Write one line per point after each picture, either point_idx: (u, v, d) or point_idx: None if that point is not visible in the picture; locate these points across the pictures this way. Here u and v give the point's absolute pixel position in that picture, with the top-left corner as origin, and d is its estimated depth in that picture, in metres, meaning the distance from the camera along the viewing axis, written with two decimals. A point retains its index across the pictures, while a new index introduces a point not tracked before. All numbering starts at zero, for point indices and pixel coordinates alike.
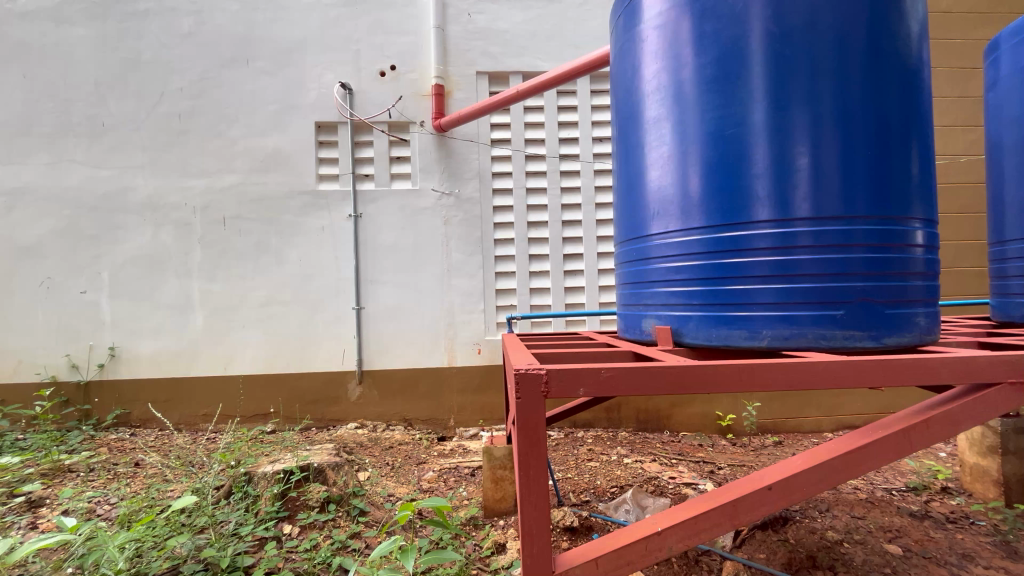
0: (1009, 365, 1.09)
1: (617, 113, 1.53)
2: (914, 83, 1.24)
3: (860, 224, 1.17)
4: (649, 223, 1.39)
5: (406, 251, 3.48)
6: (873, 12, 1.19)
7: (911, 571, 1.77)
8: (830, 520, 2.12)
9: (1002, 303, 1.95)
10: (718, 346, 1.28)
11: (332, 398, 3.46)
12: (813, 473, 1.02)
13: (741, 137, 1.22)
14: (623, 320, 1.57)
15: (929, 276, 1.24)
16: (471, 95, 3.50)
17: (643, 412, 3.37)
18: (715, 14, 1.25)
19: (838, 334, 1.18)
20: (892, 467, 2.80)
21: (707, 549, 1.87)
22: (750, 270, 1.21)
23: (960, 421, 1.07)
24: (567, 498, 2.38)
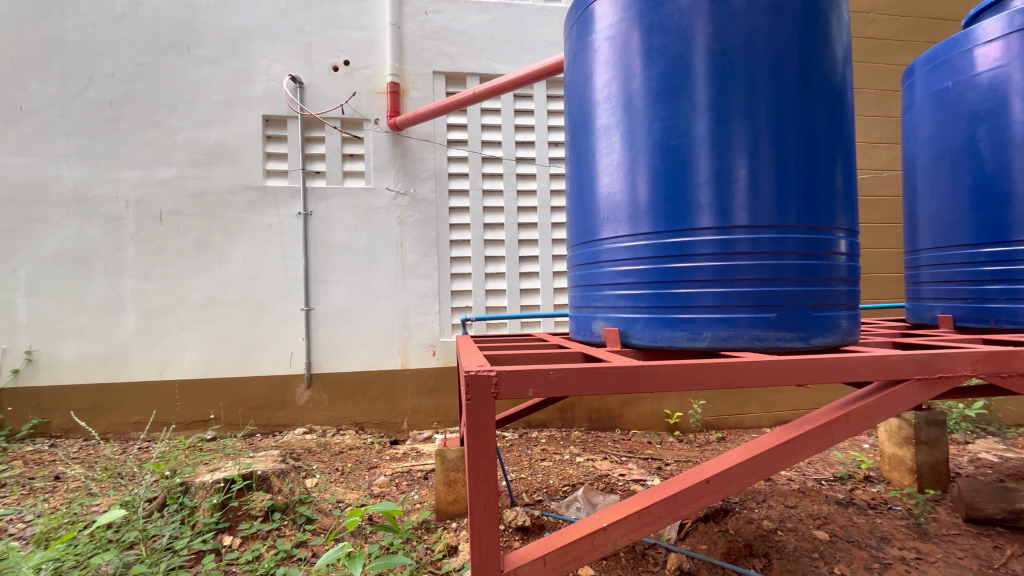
0: (917, 363, 1.20)
1: (570, 120, 1.57)
2: (839, 103, 1.34)
3: (792, 232, 1.26)
4: (600, 228, 1.43)
5: (359, 251, 3.40)
6: (804, 36, 1.28)
7: (837, 554, 1.91)
8: (766, 510, 2.25)
9: (915, 307, 2.13)
10: (663, 347, 1.33)
11: (279, 403, 3.33)
12: (746, 466, 1.09)
13: (686, 147, 1.28)
14: (574, 322, 1.61)
15: (851, 281, 1.35)
16: (428, 94, 3.47)
17: (596, 411, 3.45)
18: (662, 29, 1.31)
19: (772, 336, 1.26)
20: (822, 459, 3.01)
21: (654, 543, 1.93)
22: (693, 275, 1.27)
23: (876, 414, 1.17)
24: (520, 498, 2.40)
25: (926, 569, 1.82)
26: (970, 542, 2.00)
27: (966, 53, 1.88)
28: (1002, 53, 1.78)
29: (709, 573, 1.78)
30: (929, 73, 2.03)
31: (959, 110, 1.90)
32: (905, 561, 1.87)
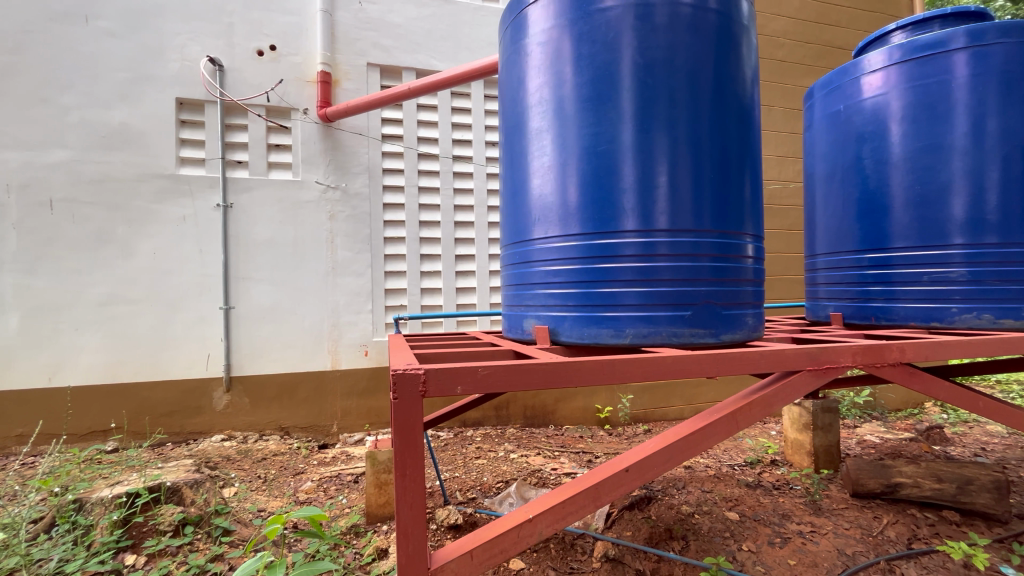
0: (809, 355, 1.34)
1: (504, 121, 1.59)
2: (748, 119, 1.46)
3: (706, 236, 1.36)
4: (532, 228, 1.47)
5: (285, 247, 3.24)
6: (719, 55, 1.39)
7: (745, 532, 2.08)
8: (684, 495, 2.41)
9: (813, 306, 2.37)
10: (590, 344, 1.39)
11: (193, 409, 3.10)
12: (662, 454, 1.16)
13: (612, 153, 1.34)
14: (506, 320, 1.64)
15: (756, 282, 1.48)
16: (361, 86, 3.36)
17: (530, 408, 3.51)
18: (591, 38, 1.36)
19: (687, 332, 1.35)
20: (735, 446, 3.26)
21: (582, 533, 2.01)
22: (617, 275, 1.33)
23: (774, 402, 1.30)
24: (453, 497, 2.40)
25: (819, 540, 2.03)
26: (855, 514, 2.25)
27: (854, 80, 2.12)
28: (883, 83, 2.02)
29: (633, 557, 1.87)
30: (826, 96, 2.26)
31: (849, 131, 2.14)
32: (801, 534, 2.08)
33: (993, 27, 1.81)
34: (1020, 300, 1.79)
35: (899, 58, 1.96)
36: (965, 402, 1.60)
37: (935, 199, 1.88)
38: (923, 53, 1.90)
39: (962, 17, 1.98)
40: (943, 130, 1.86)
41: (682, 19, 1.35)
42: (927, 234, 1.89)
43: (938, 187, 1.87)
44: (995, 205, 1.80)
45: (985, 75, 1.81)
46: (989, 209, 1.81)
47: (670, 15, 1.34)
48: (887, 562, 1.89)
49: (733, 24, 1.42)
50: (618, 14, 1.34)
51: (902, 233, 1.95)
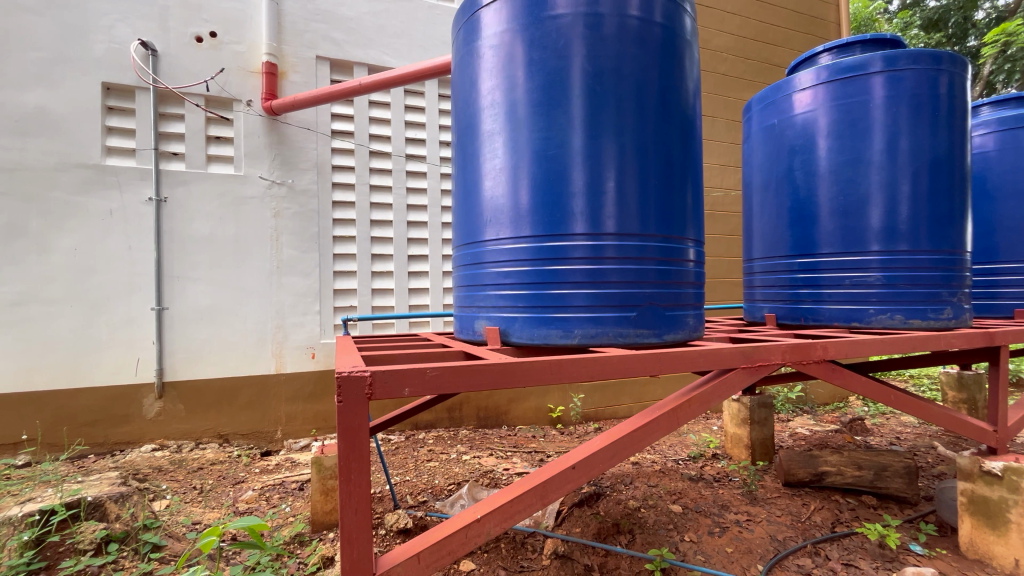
0: (743, 354, 1.43)
1: (457, 122, 1.59)
2: (691, 129, 1.53)
3: (651, 241, 1.41)
4: (484, 230, 1.48)
5: (225, 245, 3.07)
6: (663, 67, 1.45)
7: (687, 524, 2.17)
8: (632, 491, 2.49)
9: (750, 307, 2.52)
10: (539, 345, 1.41)
11: (120, 417, 2.88)
12: (608, 450, 1.20)
13: (563, 158, 1.37)
14: (458, 321, 1.64)
15: (697, 285, 1.55)
16: (309, 80, 3.25)
17: (483, 409, 3.51)
18: (543, 45, 1.38)
19: (632, 333, 1.40)
20: (680, 442, 3.40)
21: (533, 531, 2.03)
22: (566, 277, 1.36)
23: (712, 399, 1.37)
24: (403, 501, 2.36)
25: (753, 528, 2.16)
26: (786, 502, 2.41)
27: (787, 97, 2.27)
28: (811, 101, 2.17)
29: (582, 552, 1.91)
30: (762, 110, 2.41)
31: (782, 144, 2.29)
32: (738, 523, 2.20)
33: (905, 54, 1.99)
34: (926, 302, 1.99)
35: (826, 78, 2.12)
36: (880, 395, 1.75)
37: (856, 209, 2.04)
38: (846, 75, 2.06)
39: (880, 43, 2.16)
40: (864, 146, 2.03)
41: (629, 31, 1.40)
42: (849, 241, 2.05)
43: (859, 198, 2.04)
44: (906, 215, 1.98)
45: (899, 98, 1.99)
46: (901, 219, 1.98)
47: (618, 26, 1.39)
48: (813, 545, 2.03)
49: (677, 38, 1.49)
50: (568, 22, 1.38)
51: (827, 240, 2.10)
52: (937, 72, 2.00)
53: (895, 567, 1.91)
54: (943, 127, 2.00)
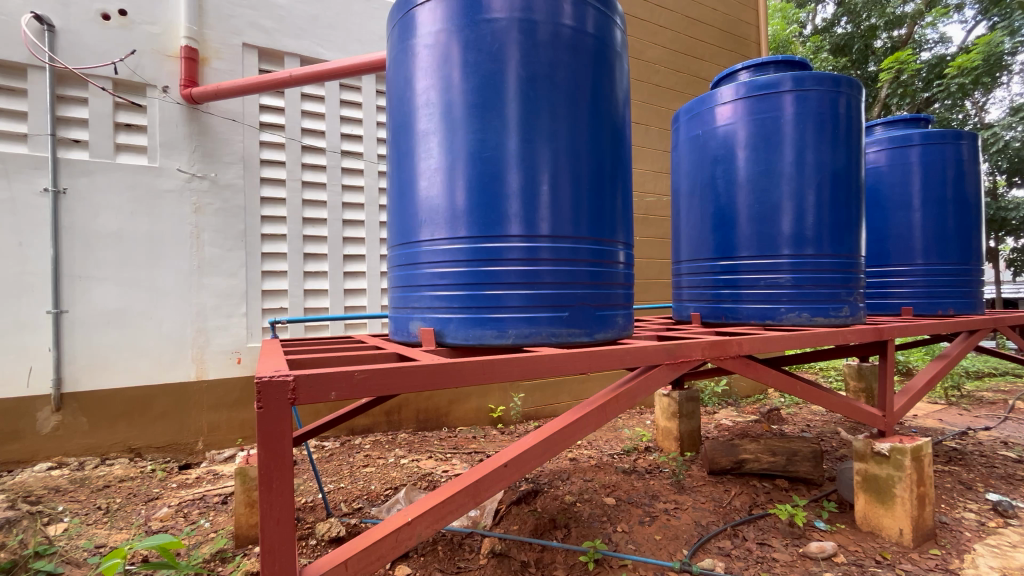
0: (666, 351, 1.51)
1: (392, 120, 1.57)
2: (621, 135, 1.59)
3: (583, 243, 1.46)
4: (419, 229, 1.47)
5: (137, 242, 2.83)
6: (595, 76, 1.50)
7: (620, 515, 2.26)
8: (569, 486, 2.56)
9: (678, 307, 2.66)
10: (474, 345, 1.42)
11: (8, 433, 2.57)
12: (539, 447, 1.23)
13: (497, 159, 1.39)
14: (393, 322, 1.61)
15: (627, 286, 1.62)
16: (235, 68, 3.06)
17: (423, 412, 3.46)
18: (478, 47, 1.39)
19: (565, 332, 1.43)
20: (615, 436, 3.53)
21: (470, 532, 2.03)
22: (502, 278, 1.38)
23: (638, 394, 1.44)
24: (336, 509, 2.29)
25: (680, 516, 2.28)
26: (710, 489, 2.57)
27: (711, 109, 2.43)
28: (731, 114, 2.33)
29: (518, 549, 1.94)
30: (688, 121, 2.56)
31: (705, 154, 2.44)
32: (666, 512, 2.32)
33: (811, 75, 2.19)
34: (828, 301, 2.19)
35: (744, 94, 2.29)
36: (789, 386, 1.92)
37: (769, 216, 2.22)
38: (760, 92, 2.24)
39: (790, 65, 2.36)
40: (776, 159, 2.21)
41: (563, 39, 1.43)
42: (763, 245, 2.23)
43: (771, 206, 2.22)
44: (811, 223, 2.18)
45: (805, 116, 2.19)
46: (808, 226, 2.18)
47: (552, 34, 1.42)
48: (732, 528, 2.18)
49: (608, 48, 1.54)
50: (504, 27, 1.39)
51: (745, 244, 2.27)
52: (837, 94, 2.21)
53: (802, 543, 2.09)
54: (842, 143, 2.22)
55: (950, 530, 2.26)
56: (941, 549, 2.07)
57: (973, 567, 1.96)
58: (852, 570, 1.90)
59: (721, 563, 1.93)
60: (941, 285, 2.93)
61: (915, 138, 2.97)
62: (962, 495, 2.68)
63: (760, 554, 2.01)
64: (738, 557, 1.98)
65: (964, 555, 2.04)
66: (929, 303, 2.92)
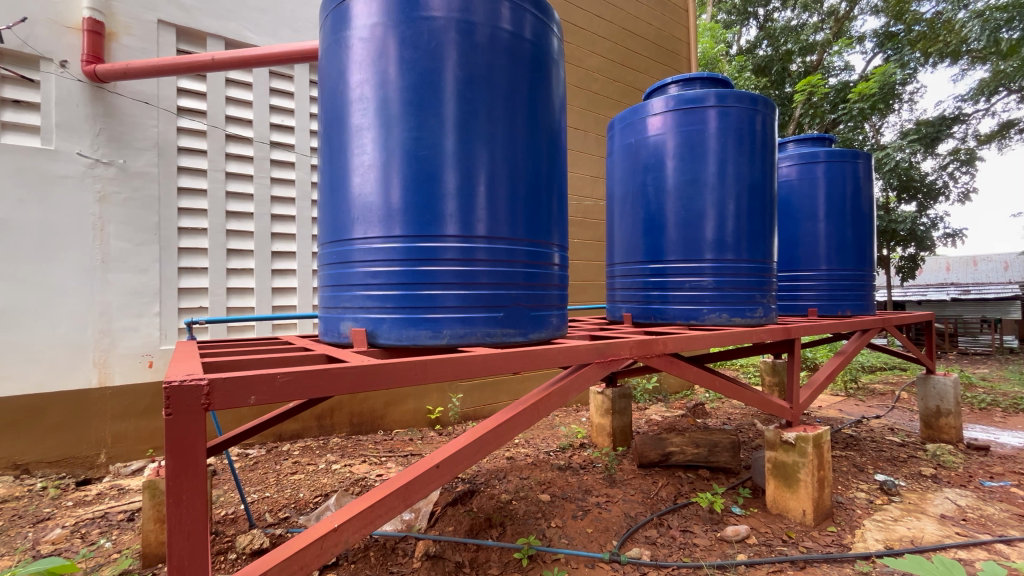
0: (597, 350, 1.57)
1: (324, 112, 1.51)
2: (557, 139, 1.63)
3: (519, 245, 1.48)
4: (352, 227, 1.43)
5: (27, 232, 2.51)
6: (533, 81, 1.53)
7: (554, 510, 2.32)
8: (505, 484, 2.59)
9: (611, 308, 2.76)
10: (408, 345, 1.40)
11: None
12: (472, 447, 1.23)
13: (434, 159, 1.38)
14: (323, 323, 1.56)
15: (561, 287, 1.66)
16: (148, 46, 2.81)
17: (357, 415, 3.36)
18: (415, 44, 1.38)
19: (500, 333, 1.45)
20: (552, 434, 3.60)
21: (404, 536, 2.01)
22: (437, 278, 1.37)
23: (570, 392, 1.49)
24: (260, 520, 2.17)
25: (610, 509, 2.37)
26: (639, 482, 2.69)
27: (643, 119, 2.54)
28: (661, 125, 2.46)
29: (453, 550, 1.93)
30: (622, 129, 2.66)
31: (637, 161, 2.55)
32: (598, 505, 2.41)
33: (732, 93, 2.36)
34: (744, 303, 2.37)
35: (672, 107, 2.42)
36: (710, 382, 2.05)
37: (694, 222, 2.36)
38: (687, 106, 2.38)
39: (715, 82, 2.53)
40: (700, 169, 2.36)
41: (501, 43, 1.45)
42: (688, 250, 2.37)
43: (696, 213, 2.36)
44: (731, 230, 2.35)
45: (727, 130, 2.35)
46: (728, 233, 2.35)
47: (490, 37, 1.43)
48: (658, 517, 2.30)
49: (545, 55, 1.57)
50: (442, 26, 1.39)
51: (672, 248, 2.40)
52: (754, 111, 2.40)
53: (719, 527, 2.25)
54: (759, 158, 2.41)
55: (844, 508, 2.52)
56: (837, 526, 2.30)
57: (862, 540, 2.20)
58: (762, 550, 2.07)
59: (647, 551, 2.03)
60: (841, 288, 3.26)
61: (821, 155, 3.28)
62: (856, 477, 3.00)
63: (683, 540, 2.13)
64: (662, 545, 2.10)
65: (856, 531, 2.28)
66: (831, 305, 3.24)
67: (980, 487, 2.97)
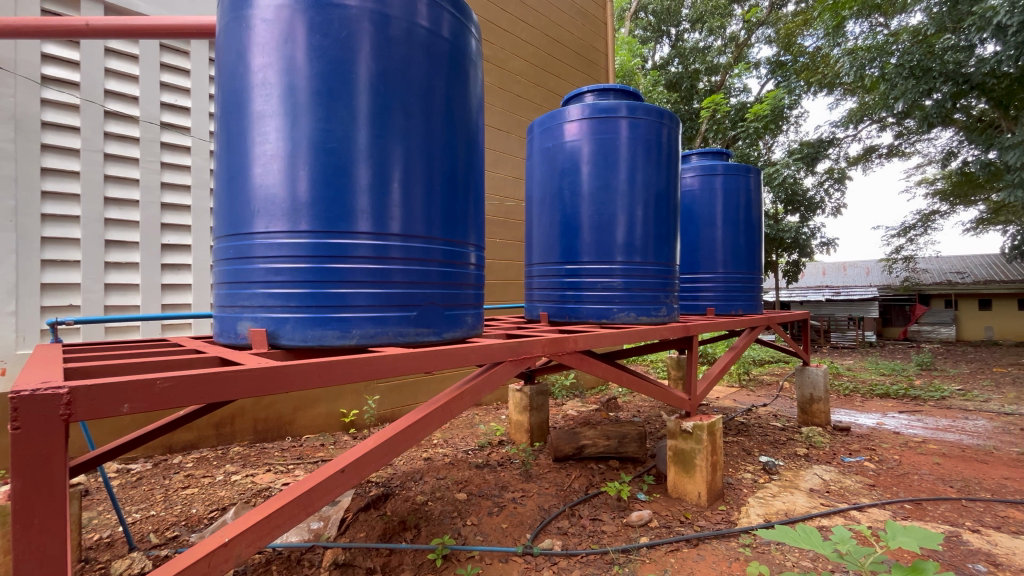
0: (510, 349, 1.61)
1: (221, 95, 1.40)
2: (473, 139, 1.63)
3: (435, 243, 1.47)
4: (252, 220, 1.34)
5: None
6: (450, 80, 1.52)
7: (470, 509, 2.33)
8: (421, 486, 2.56)
9: (530, 307, 2.82)
10: (313, 346, 1.34)
11: None
12: (380, 449, 1.21)
13: (345, 152, 1.33)
14: (218, 323, 1.44)
15: (477, 287, 1.67)
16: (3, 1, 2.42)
17: (262, 421, 3.14)
18: (324, 31, 1.31)
19: (412, 332, 1.43)
20: (471, 433, 3.60)
21: (311, 546, 1.92)
22: (347, 276, 1.32)
23: (482, 391, 1.52)
24: (142, 542, 1.95)
25: (525, 503, 2.44)
26: (553, 475, 2.79)
27: (560, 125, 2.63)
28: (578, 132, 2.56)
29: (364, 557, 1.88)
30: (541, 133, 2.74)
31: (555, 165, 2.64)
32: (513, 500, 2.46)
33: (641, 106, 2.52)
34: (650, 303, 2.54)
35: (588, 115, 2.53)
36: (617, 377, 2.16)
37: (606, 227, 2.49)
38: (601, 115, 2.50)
39: (627, 94, 2.68)
40: (612, 176, 2.49)
41: (417, 39, 1.42)
42: (601, 252, 2.49)
43: (608, 217, 2.49)
44: (639, 234, 2.51)
45: (636, 141, 2.50)
46: (636, 237, 2.50)
47: (406, 32, 1.40)
48: (570, 508, 2.40)
49: (462, 55, 1.57)
50: (355, 15, 1.34)
51: (586, 250, 2.51)
52: (661, 124, 2.57)
53: (625, 513, 2.39)
54: (665, 168, 2.59)
55: (733, 488, 2.79)
56: (726, 505, 2.55)
57: (746, 516, 2.45)
58: (661, 532, 2.23)
59: (558, 541, 2.11)
60: (735, 289, 3.60)
61: (719, 168, 3.61)
62: (744, 459, 3.34)
63: (592, 528, 2.24)
64: (573, 534, 2.19)
65: (741, 508, 2.54)
66: (726, 304, 3.57)
67: (841, 463, 3.44)
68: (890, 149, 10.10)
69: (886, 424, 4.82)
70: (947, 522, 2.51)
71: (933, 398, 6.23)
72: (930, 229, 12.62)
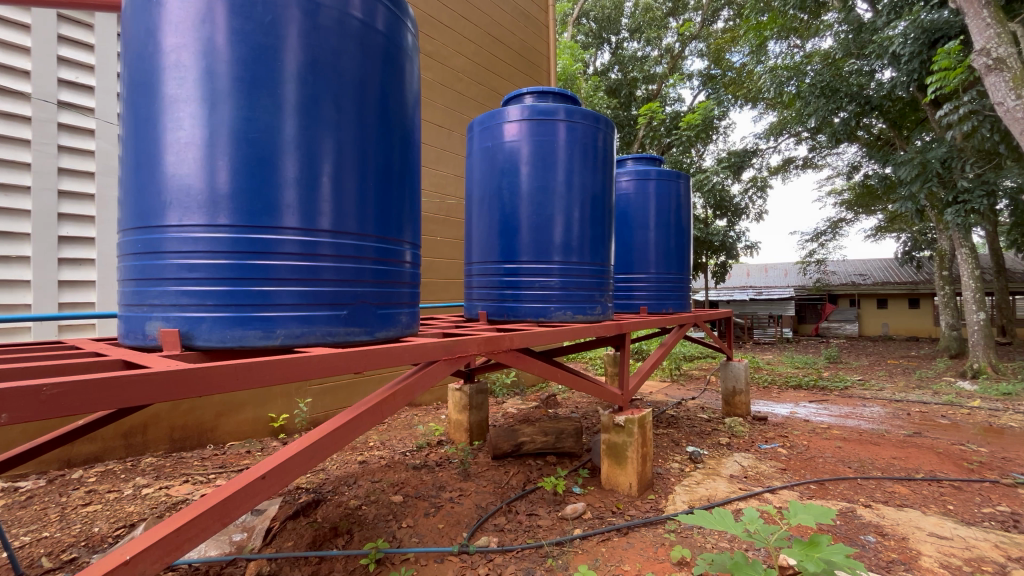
0: (444, 348, 1.60)
1: (129, 75, 1.29)
2: (409, 135, 1.60)
3: (368, 240, 1.43)
4: (164, 212, 1.24)
5: None
6: (385, 75, 1.49)
7: (406, 511, 2.30)
8: (355, 490, 2.49)
9: (469, 306, 2.81)
10: (233, 347, 1.26)
11: None
12: (306, 453, 1.16)
13: (270, 144, 1.26)
14: (124, 324, 1.33)
15: (413, 285, 1.64)
16: None
17: (179, 429, 2.92)
18: (247, 14, 1.24)
19: (343, 332, 1.38)
20: (409, 434, 3.54)
21: (233, 559, 1.81)
22: (272, 273, 1.26)
23: (416, 390, 1.50)
24: (32, 568, 1.75)
25: (463, 502, 2.44)
26: (492, 473, 2.81)
27: (500, 125, 2.64)
28: (517, 132, 2.59)
29: (291, 567, 1.80)
30: (481, 132, 2.74)
31: (494, 165, 2.65)
32: (451, 500, 2.45)
33: (579, 110, 2.59)
34: (586, 301, 2.61)
35: (527, 116, 2.56)
36: (552, 373, 2.20)
37: (544, 227, 2.54)
38: (540, 117, 2.54)
39: (565, 98, 2.74)
40: (550, 177, 2.54)
41: (349, 30, 1.38)
42: (538, 252, 2.53)
43: (546, 218, 2.54)
44: (575, 235, 2.57)
45: (573, 144, 2.57)
46: (573, 238, 2.57)
47: (337, 21, 1.35)
48: (507, 505, 2.43)
49: (398, 49, 1.54)
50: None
51: (524, 249, 2.55)
52: (597, 129, 2.65)
53: (560, 507, 2.46)
54: (600, 171, 2.67)
55: (662, 478, 2.95)
56: (655, 494, 2.68)
57: (672, 503, 2.59)
58: (594, 522, 2.31)
59: (495, 538, 2.13)
60: (666, 288, 3.79)
61: (652, 173, 3.79)
62: (672, 450, 3.53)
63: (528, 523, 2.28)
64: (509, 530, 2.22)
65: (668, 496, 2.68)
66: (658, 303, 3.75)
67: (758, 450, 3.72)
68: (805, 161, 11.05)
69: (798, 413, 5.28)
70: (845, 499, 2.79)
71: (838, 388, 6.90)
72: (838, 234, 13.93)
